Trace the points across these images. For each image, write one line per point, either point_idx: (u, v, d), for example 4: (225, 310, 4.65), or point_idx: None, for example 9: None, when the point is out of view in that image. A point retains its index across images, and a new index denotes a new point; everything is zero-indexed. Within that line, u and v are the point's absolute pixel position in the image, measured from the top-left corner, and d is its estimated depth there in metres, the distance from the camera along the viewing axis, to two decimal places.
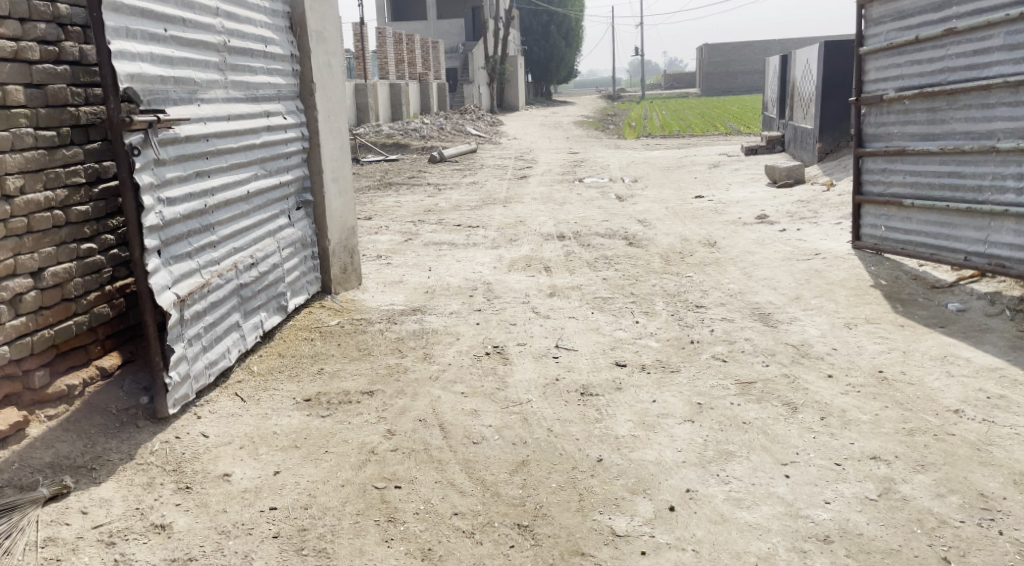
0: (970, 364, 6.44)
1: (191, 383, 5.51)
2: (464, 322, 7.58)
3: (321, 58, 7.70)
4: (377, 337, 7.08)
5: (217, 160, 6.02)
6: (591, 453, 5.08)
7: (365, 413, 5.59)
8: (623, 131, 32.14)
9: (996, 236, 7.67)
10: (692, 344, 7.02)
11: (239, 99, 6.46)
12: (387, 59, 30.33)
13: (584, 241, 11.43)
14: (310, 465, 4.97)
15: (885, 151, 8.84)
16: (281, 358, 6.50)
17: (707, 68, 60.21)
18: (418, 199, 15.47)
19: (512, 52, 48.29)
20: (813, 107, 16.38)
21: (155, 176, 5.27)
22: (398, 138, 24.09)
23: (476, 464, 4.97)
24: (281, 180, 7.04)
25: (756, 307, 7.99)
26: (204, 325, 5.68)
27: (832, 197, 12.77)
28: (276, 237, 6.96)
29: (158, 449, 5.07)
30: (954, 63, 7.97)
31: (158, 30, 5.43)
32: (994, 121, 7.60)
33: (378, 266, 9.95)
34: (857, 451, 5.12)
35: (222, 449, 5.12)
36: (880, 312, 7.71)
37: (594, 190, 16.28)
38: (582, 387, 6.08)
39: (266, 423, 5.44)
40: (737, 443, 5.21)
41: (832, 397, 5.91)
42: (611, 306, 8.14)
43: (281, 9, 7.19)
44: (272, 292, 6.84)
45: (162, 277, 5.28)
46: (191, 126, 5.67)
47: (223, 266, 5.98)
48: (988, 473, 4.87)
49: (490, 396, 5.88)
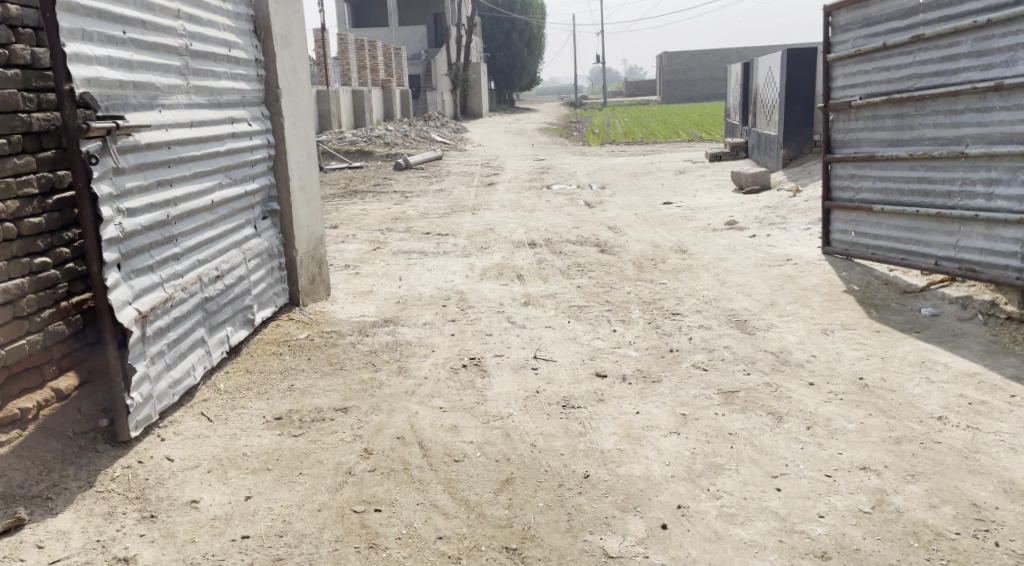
0: (948, 370, 6.37)
1: (154, 403, 5.26)
2: (438, 333, 7.39)
3: (287, 62, 7.48)
4: (349, 350, 6.86)
5: (180, 168, 5.77)
6: (577, 469, 4.91)
7: (339, 431, 5.37)
8: (589, 137, 32.25)
9: (966, 241, 7.63)
10: (672, 353, 6.89)
11: (202, 104, 6.21)
12: (348, 66, 30.03)
13: (556, 248, 11.29)
14: (284, 489, 4.74)
15: (854, 157, 8.80)
16: (248, 374, 6.26)
17: (668, 75, 60.54)
18: (384, 207, 15.23)
19: (475, 60, 48.17)
20: (777, 114, 16.41)
21: (115, 186, 5.02)
22: (362, 145, 23.81)
23: (458, 483, 4.78)
24: (246, 189, 6.80)
25: (733, 314, 7.89)
26: (167, 342, 5.42)
27: (800, 203, 12.76)
28: (242, 248, 6.72)
29: (119, 475, 4.81)
30: (921, 69, 7.95)
31: (117, 32, 5.18)
32: (963, 127, 7.57)
33: (347, 276, 9.71)
34: (847, 461, 5.01)
35: (189, 474, 4.87)
36: (855, 317, 7.65)
37: (562, 196, 16.16)
38: (563, 399, 5.92)
39: (235, 444, 5.20)
40: (725, 455, 5.08)
41: (816, 405, 5.80)
42: (587, 315, 7.99)
43: (244, 12, 6.96)
44: (238, 306, 6.58)
45: (123, 292, 5.02)
46: (152, 133, 5.43)
47: (187, 280, 5.73)
48: (978, 481, 4.78)
49: (469, 410, 5.69)
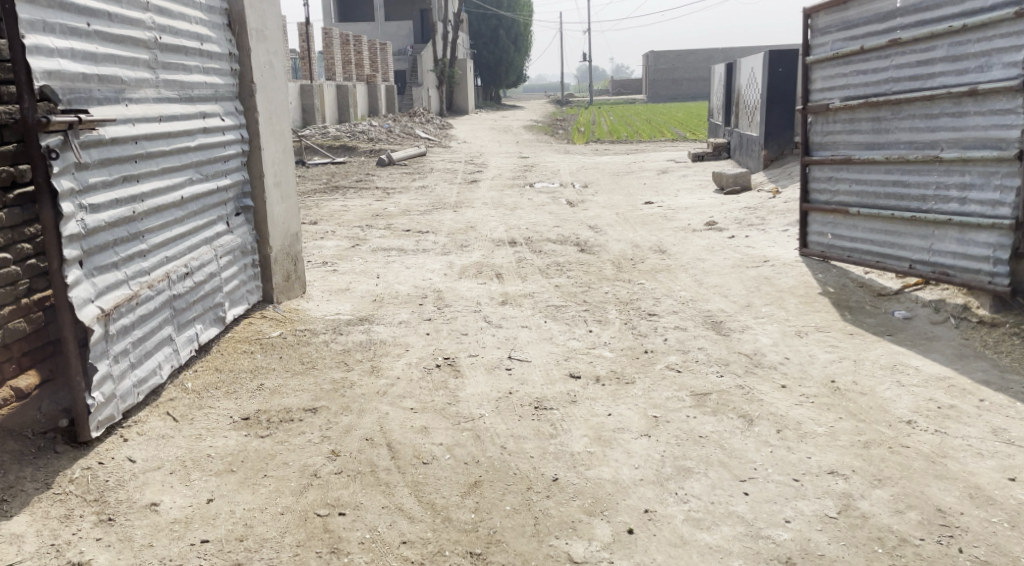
0: (920, 374, 6.38)
1: (117, 403, 5.21)
2: (413, 332, 7.35)
3: (262, 57, 7.42)
4: (322, 349, 6.81)
5: (147, 164, 5.71)
6: (546, 472, 4.89)
7: (308, 432, 5.33)
8: (573, 135, 32.26)
9: (939, 244, 7.65)
10: (646, 354, 6.88)
11: (172, 99, 6.15)
12: (333, 60, 29.92)
13: (536, 247, 11.27)
14: (246, 492, 4.70)
15: (831, 160, 8.82)
16: (218, 373, 6.20)
17: (654, 75, 60.63)
18: (365, 203, 15.18)
19: (461, 55, 48.09)
20: (758, 116, 16.45)
21: (76, 181, 4.97)
22: (345, 140, 23.71)
23: (425, 486, 4.75)
24: (218, 185, 6.74)
25: (709, 315, 7.89)
26: (132, 340, 5.37)
27: (779, 204, 12.80)
28: (213, 245, 6.66)
29: (78, 477, 4.76)
30: (898, 73, 7.97)
31: (81, 24, 5.11)
32: (938, 131, 7.59)
33: (324, 273, 9.67)
34: (815, 465, 5.01)
35: (150, 475, 4.83)
36: (830, 320, 7.66)
37: (544, 195, 16.15)
38: (536, 400, 5.90)
39: (200, 445, 5.16)
40: (694, 459, 5.07)
41: (787, 408, 5.80)
42: (564, 315, 7.97)
43: (217, 6, 6.91)
44: (208, 303, 6.53)
45: (85, 289, 4.97)
46: (118, 127, 5.37)
47: (154, 277, 5.68)
48: (944, 487, 4.79)
49: (440, 412, 5.66)
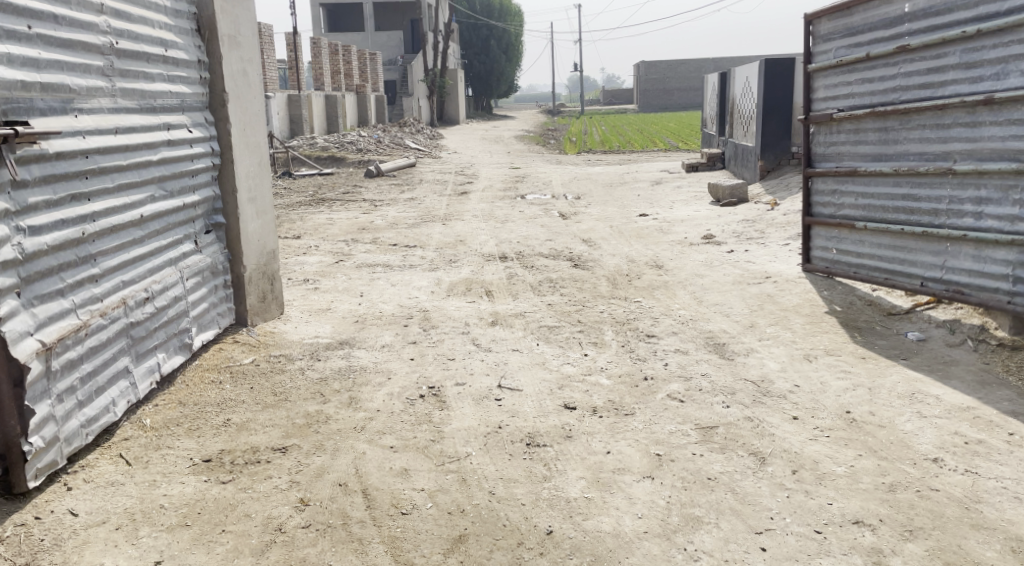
0: (940, 404, 5.90)
1: (61, 447, 4.68)
2: (396, 358, 6.83)
3: (234, 64, 6.91)
4: (296, 378, 6.28)
5: (101, 180, 5.20)
6: (538, 523, 4.41)
7: (275, 476, 4.81)
8: (565, 146, 31.79)
9: (954, 261, 7.18)
10: (646, 381, 6.37)
11: (132, 109, 5.65)
12: (321, 70, 29.48)
13: (528, 262, 10.79)
14: (200, 552, 4.19)
15: (836, 172, 8.35)
16: (180, 407, 5.67)
17: (644, 85, 60.29)
18: (351, 216, 14.68)
19: (451, 65, 47.68)
20: (753, 126, 16.00)
21: (13, 202, 4.46)
22: (333, 151, 23.22)
23: (403, 543, 4.27)
24: (184, 202, 6.23)
25: (711, 337, 7.39)
26: (80, 376, 4.86)
27: (778, 216, 12.32)
28: (178, 266, 6.14)
29: (9, 536, 4.24)
30: (907, 82, 7.51)
31: (20, 27, 4.62)
32: (951, 142, 7.13)
33: (304, 291, 9.16)
34: (837, 513, 4.53)
35: (92, 533, 4.31)
36: (839, 342, 7.17)
37: (536, 207, 15.68)
38: (528, 435, 5.39)
39: (152, 494, 4.63)
40: (702, 506, 4.59)
41: (802, 444, 5.31)
42: (558, 337, 7.47)
43: (185, 9, 6.43)
44: (173, 330, 6.01)
45: (22, 321, 4.46)
46: (65, 141, 4.86)
47: (108, 304, 5.17)
48: (983, 539, 4.32)
49: (423, 451, 5.15)
